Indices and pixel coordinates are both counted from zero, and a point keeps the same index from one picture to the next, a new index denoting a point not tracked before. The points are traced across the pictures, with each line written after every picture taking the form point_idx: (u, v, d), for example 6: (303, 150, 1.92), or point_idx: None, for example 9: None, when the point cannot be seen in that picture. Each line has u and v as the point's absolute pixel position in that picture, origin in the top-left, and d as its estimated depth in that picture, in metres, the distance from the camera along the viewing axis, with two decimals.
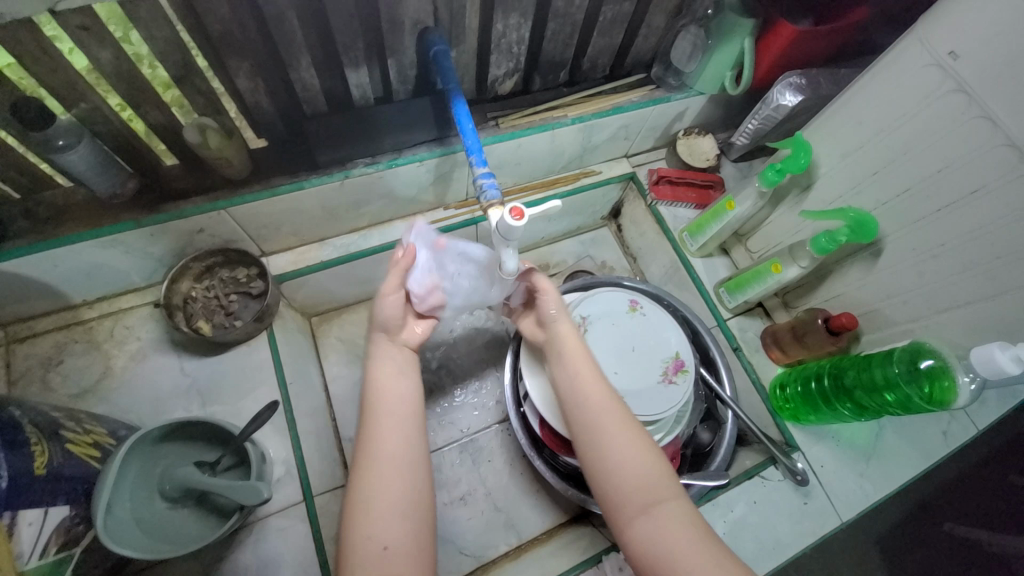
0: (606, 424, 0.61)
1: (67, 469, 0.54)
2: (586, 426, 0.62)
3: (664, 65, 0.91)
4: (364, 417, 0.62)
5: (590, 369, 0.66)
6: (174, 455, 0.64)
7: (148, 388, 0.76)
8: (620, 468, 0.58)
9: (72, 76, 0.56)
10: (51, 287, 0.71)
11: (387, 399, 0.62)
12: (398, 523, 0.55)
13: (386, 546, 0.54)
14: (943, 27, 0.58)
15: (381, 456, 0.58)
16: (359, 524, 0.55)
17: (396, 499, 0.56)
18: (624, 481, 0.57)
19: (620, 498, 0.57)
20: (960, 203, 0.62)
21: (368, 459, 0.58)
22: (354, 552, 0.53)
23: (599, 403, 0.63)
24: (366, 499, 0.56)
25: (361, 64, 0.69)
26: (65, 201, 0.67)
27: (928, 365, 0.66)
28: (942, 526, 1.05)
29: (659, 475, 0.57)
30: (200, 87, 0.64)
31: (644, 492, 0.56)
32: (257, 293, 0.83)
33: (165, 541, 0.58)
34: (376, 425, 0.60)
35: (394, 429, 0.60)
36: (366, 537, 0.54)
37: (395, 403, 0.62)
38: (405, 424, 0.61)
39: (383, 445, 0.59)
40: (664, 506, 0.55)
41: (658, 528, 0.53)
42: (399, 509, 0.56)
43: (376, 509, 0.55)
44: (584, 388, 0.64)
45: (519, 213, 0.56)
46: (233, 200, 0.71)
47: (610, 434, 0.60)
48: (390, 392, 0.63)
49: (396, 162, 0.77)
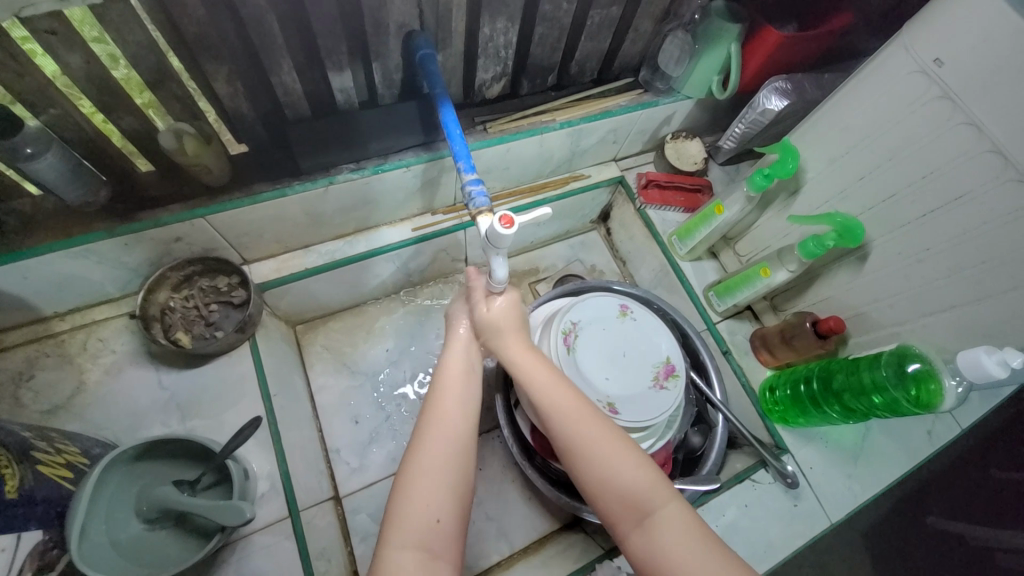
0: (585, 444, 0.57)
1: (38, 492, 0.51)
2: (565, 449, 0.58)
3: (652, 69, 0.91)
4: (432, 394, 0.61)
5: (559, 387, 0.61)
6: (152, 474, 0.61)
7: (125, 403, 0.73)
8: (607, 486, 0.55)
9: (41, 81, 0.54)
10: (19, 299, 0.67)
11: (455, 380, 0.62)
12: (452, 500, 0.54)
13: (439, 520, 0.52)
14: (927, 35, 0.59)
15: (447, 430, 0.57)
16: (415, 494, 0.53)
17: (455, 474, 0.55)
18: (614, 496, 0.55)
19: (612, 514, 0.55)
20: (946, 208, 0.62)
21: (437, 430, 0.57)
22: (406, 522, 0.52)
23: (575, 424, 0.58)
24: (422, 469, 0.54)
25: (345, 68, 0.68)
26: (34, 211, 0.65)
27: (915, 369, 0.67)
28: (926, 520, 1.05)
29: (647, 486, 0.55)
30: (177, 92, 0.62)
31: (635, 506, 0.54)
32: (238, 302, 0.80)
33: (142, 565, 0.56)
34: (442, 400, 0.60)
35: (459, 407, 0.59)
36: (420, 507, 0.53)
37: (465, 383, 0.62)
38: (470, 406, 0.60)
39: (450, 421, 0.58)
40: (659, 516, 0.54)
41: (655, 540, 0.53)
42: (454, 486, 0.55)
43: (432, 479, 0.54)
44: (558, 409, 0.59)
45: (509, 221, 0.55)
46: (212, 207, 0.69)
47: (591, 454, 0.57)
48: (459, 372, 0.63)
49: (382, 168, 0.76)
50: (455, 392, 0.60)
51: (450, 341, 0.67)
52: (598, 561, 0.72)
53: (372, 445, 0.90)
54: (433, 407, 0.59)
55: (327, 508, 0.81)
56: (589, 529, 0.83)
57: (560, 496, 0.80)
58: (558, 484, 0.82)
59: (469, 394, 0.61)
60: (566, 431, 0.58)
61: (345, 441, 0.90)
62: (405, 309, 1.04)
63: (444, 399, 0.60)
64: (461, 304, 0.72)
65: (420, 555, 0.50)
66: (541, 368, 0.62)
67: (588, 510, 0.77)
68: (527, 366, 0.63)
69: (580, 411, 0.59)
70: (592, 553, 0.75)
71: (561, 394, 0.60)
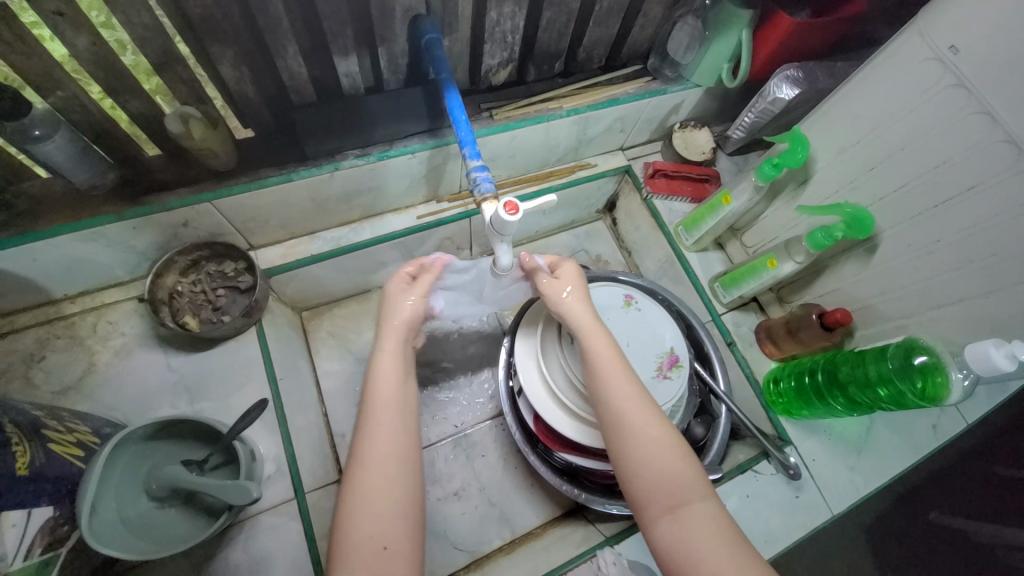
0: (636, 423, 0.58)
1: (49, 469, 0.52)
2: (615, 425, 0.59)
3: (661, 56, 0.90)
4: (364, 414, 0.59)
5: (620, 365, 0.62)
6: (162, 454, 0.62)
7: (134, 385, 0.75)
8: (650, 470, 0.56)
9: (48, 64, 0.54)
10: (30, 281, 0.68)
11: (387, 394, 0.60)
12: (398, 524, 0.53)
13: (385, 546, 0.52)
14: (942, 22, 0.58)
15: (385, 452, 0.56)
16: (359, 523, 0.52)
17: (400, 498, 0.55)
18: (653, 481, 0.55)
19: (646, 497, 0.55)
20: (957, 199, 0.61)
21: (373, 456, 0.56)
22: (354, 553, 0.51)
23: (631, 402, 0.60)
24: (364, 497, 0.54)
25: (350, 52, 0.67)
26: (43, 194, 0.65)
27: (922, 361, 0.66)
28: (928, 516, 1.05)
29: (688, 477, 0.55)
30: (183, 75, 0.61)
31: (672, 494, 0.54)
32: (245, 287, 0.81)
33: (154, 542, 0.57)
34: (375, 422, 0.58)
35: (394, 425, 0.58)
36: (363, 536, 0.52)
37: (398, 398, 0.60)
38: (405, 423, 0.59)
39: (386, 441, 0.57)
40: (692, 508, 0.53)
41: (683, 529, 0.52)
42: (398, 508, 0.54)
43: (375, 506, 0.53)
44: (616, 386, 0.61)
45: (513, 208, 0.55)
46: (219, 191, 0.69)
47: (640, 435, 0.58)
48: (393, 381, 0.61)
49: (387, 154, 0.76)
50: (387, 411, 0.59)
51: (382, 337, 0.64)
52: (599, 546, 0.72)
53: None
54: (364, 430, 0.58)
55: (332, 491, 0.82)
56: (591, 517, 0.84)
57: (561, 484, 0.81)
58: (560, 471, 0.83)
59: (403, 411, 0.59)
60: (620, 406, 0.59)
61: (349, 426, 0.91)
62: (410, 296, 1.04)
63: (378, 420, 0.58)
64: (400, 294, 0.66)
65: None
66: (608, 344, 0.64)
67: (589, 498, 0.79)
68: (593, 337, 0.64)
69: (636, 391, 0.61)
70: (593, 539, 0.76)
71: (621, 372, 0.62)
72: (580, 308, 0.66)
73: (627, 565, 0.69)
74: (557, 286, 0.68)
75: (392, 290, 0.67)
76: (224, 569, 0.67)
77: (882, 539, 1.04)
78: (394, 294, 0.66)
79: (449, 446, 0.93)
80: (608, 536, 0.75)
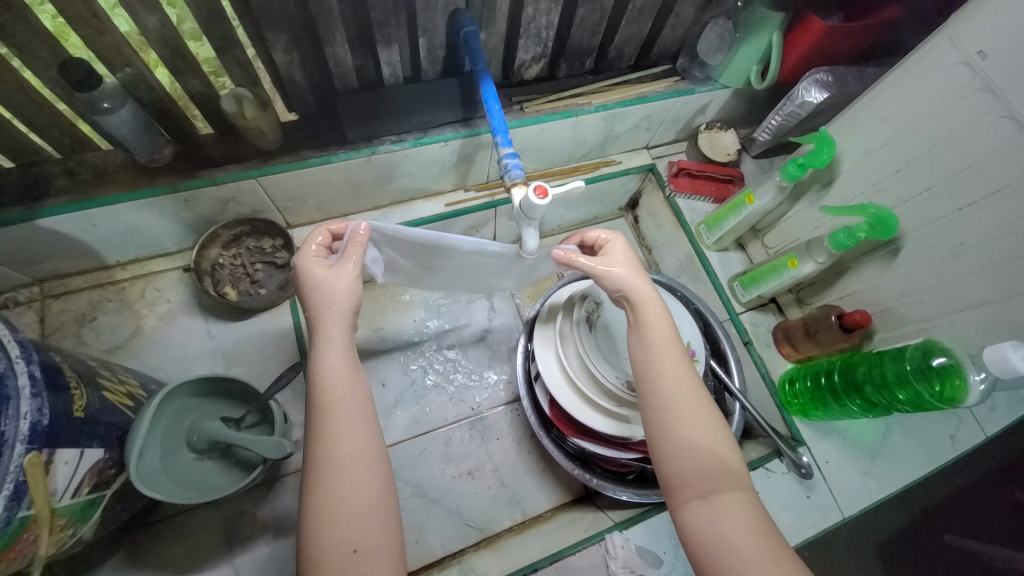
0: (680, 407, 0.57)
1: (104, 415, 0.56)
2: (658, 406, 0.58)
3: (690, 56, 0.92)
4: (314, 417, 0.54)
5: (672, 348, 0.61)
6: (202, 410, 0.66)
7: (176, 349, 0.80)
8: (690, 454, 0.55)
9: (118, 41, 0.59)
10: (89, 245, 0.74)
11: (335, 391, 0.54)
12: (370, 524, 0.50)
13: (355, 550, 0.49)
14: (971, 26, 0.58)
15: (346, 451, 0.52)
16: (326, 527, 0.49)
17: (365, 499, 0.51)
18: (690, 466, 0.55)
19: (681, 481, 0.55)
20: (982, 202, 0.62)
21: (333, 458, 0.52)
22: (323, 559, 0.48)
23: (678, 386, 0.59)
24: (331, 501, 0.50)
25: (393, 43, 0.70)
26: (105, 163, 0.70)
27: (940, 362, 0.66)
28: (944, 538, 0.99)
29: (726, 466, 0.55)
30: (239, 58, 0.66)
31: (708, 481, 0.54)
32: (281, 263, 0.85)
33: (189, 488, 0.62)
34: (328, 422, 0.53)
35: (351, 422, 0.54)
36: (333, 542, 0.49)
37: (349, 393, 0.55)
38: (363, 416, 0.55)
39: (345, 439, 0.53)
40: (726, 497, 0.53)
41: (715, 517, 0.52)
42: (367, 508, 0.51)
43: (341, 508, 0.50)
44: (665, 368, 0.59)
45: (543, 192, 0.58)
46: (264, 169, 0.73)
47: (685, 419, 0.57)
48: (342, 378, 0.55)
49: (421, 141, 0.79)
50: (340, 409, 0.54)
51: (319, 331, 0.57)
52: (608, 530, 0.74)
53: (397, 408, 0.95)
54: (316, 430, 0.53)
55: None
56: (601, 504, 0.86)
57: (574, 468, 0.83)
58: (573, 457, 0.85)
59: (357, 407, 0.55)
60: (669, 390, 0.58)
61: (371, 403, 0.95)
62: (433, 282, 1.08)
63: (332, 419, 0.53)
64: (331, 278, 0.58)
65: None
66: (663, 326, 0.62)
67: (601, 483, 0.81)
68: (651, 319, 0.62)
69: (685, 376, 0.59)
70: (603, 524, 0.77)
71: (672, 355, 0.60)
72: (639, 286, 0.64)
73: (635, 549, 0.71)
74: (607, 260, 0.65)
75: (318, 273, 0.58)
76: (253, 523, 0.71)
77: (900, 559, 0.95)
78: (321, 277, 0.57)
79: (465, 428, 0.95)
80: (617, 521, 0.76)
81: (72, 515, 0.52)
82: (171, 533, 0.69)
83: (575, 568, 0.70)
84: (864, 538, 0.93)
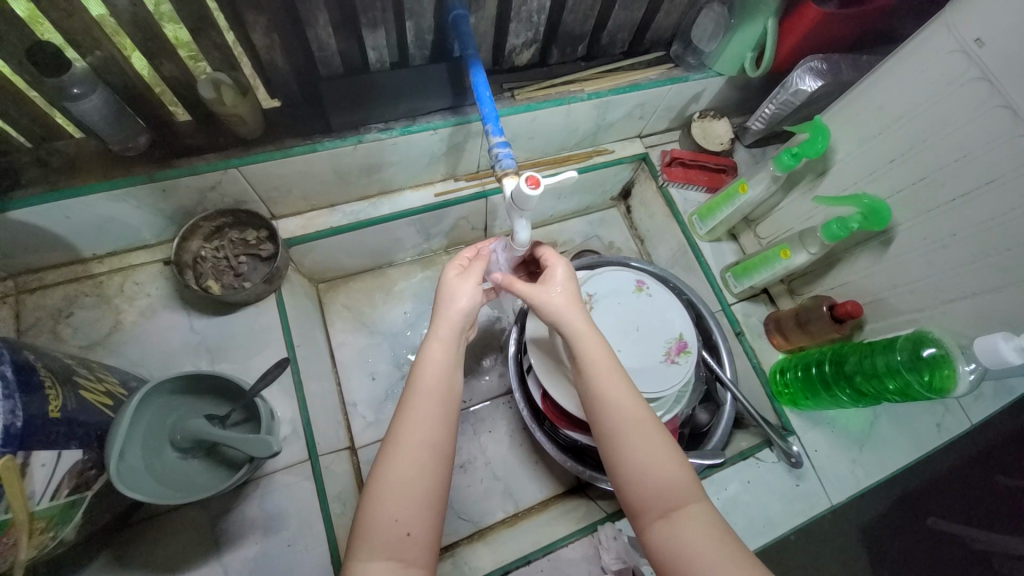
0: (630, 429, 0.57)
1: (80, 415, 0.54)
2: (607, 430, 0.58)
3: (684, 43, 0.90)
4: (403, 399, 0.58)
5: (612, 372, 0.61)
6: (187, 408, 0.65)
7: (158, 344, 0.77)
8: (643, 476, 0.55)
9: (88, 23, 0.56)
10: (62, 238, 0.71)
11: (432, 383, 0.58)
12: (425, 512, 0.52)
13: (409, 532, 0.51)
14: (971, 14, 0.58)
15: (417, 439, 0.55)
16: (389, 501, 0.52)
17: (426, 489, 0.53)
18: (649, 487, 0.54)
19: (642, 501, 0.54)
20: (976, 191, 0.62)
21: (406, 438, 0.55)
22: (378, 532, 0.50)
23: (621, 406, 0.59)
24: (394, 479, 0.53)
25: (379, 26, 0.67)
26: (78, 153, 0.68)
27: (930, 353, 0.66)
28: (927, 521, 1.01)
29: (683, 481, 0.55)
30: (216, 41, 0.63)
31: (666, 498, 0.54)
32: (266, 255, 0.82)
33: (174, 488, 0.60)
34: (416, 407, 0.56)
35: (432, 412, 0.56)
36: (391, 518, 0.51)
37: (440, 388, 0.58)
38: (443, 414, 0.57)
39: (421, 427, 0.55)
40: (686, 510, 0.53)
41: (677, 537, 0.51)
42: (424, 496, 0.53)
43: (404, 488, 0.52)
44: (613, 392, 0.59)
45: (535, 182, 0.55)
46: (245, 157, 0.71)
47: (633, 439, 0.57)
48: (436, 368, 0.59)
49: (409, 130, 0.77)
50: (429, 398, 0.57)
51: (436, 323, 0.62)
52: (600, 522, 0.73)
53: (387, 401, 0.95)
54: (400, 413, 0.57)
55: (344, 457, 0.85)
56: (592, 495, 0.86)
57: (566, 460, 0.82)
58: (565, 449, 0.84)
59: (443, 402, 0.57)
60: (613, 417, 0.58)
61: (362, 396, 0.95)
62: (424, 274, 1.07)
63: (414, 406, 0.56)
64: (458, 282, 0.64)
65: (391, 565, 0.49)
66: (600, 345, 0.62)
67: (593, 476, 0.80)
68: (591, 345, 0.62)
69: (630, 396, 0.59)
70: (594, 516, 0.77)
71: (616, 375, 0.60)
72: (574, 312, 0.64)
73: (628, 540, 0.70)
74: (551, 281, 0.65)
75: (452, 279, 0.65)
76: (240, 520, 0.70)
77: (879, 543, 0.99)
78: (456, 280, 0.64)
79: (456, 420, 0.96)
80: (608, 513, 0.76)
81: (52, 517, 0.50)
82: (156, 533, 0.68)
83: (567, 561, 0.69)
84: (847, 526, 0.95)
